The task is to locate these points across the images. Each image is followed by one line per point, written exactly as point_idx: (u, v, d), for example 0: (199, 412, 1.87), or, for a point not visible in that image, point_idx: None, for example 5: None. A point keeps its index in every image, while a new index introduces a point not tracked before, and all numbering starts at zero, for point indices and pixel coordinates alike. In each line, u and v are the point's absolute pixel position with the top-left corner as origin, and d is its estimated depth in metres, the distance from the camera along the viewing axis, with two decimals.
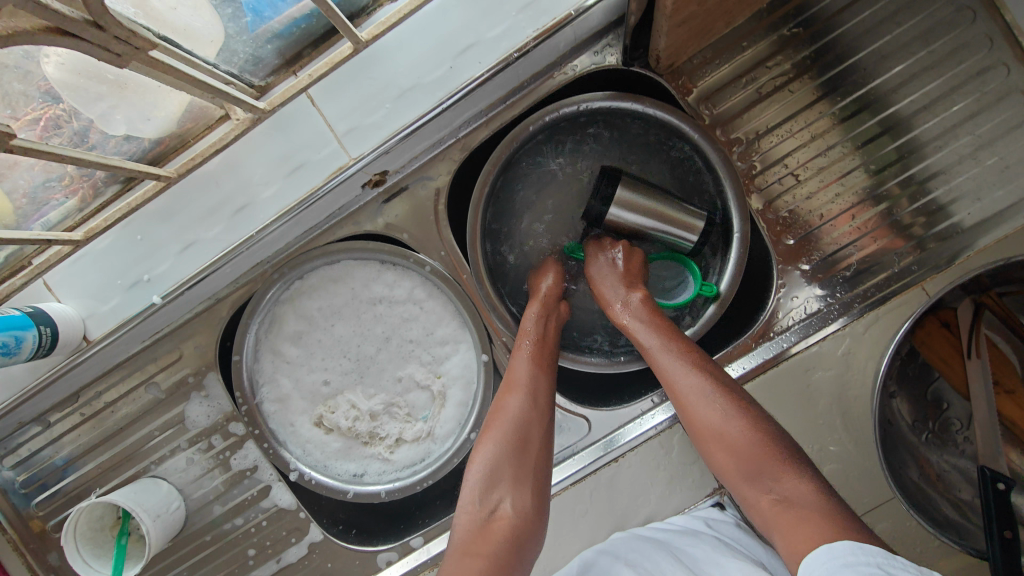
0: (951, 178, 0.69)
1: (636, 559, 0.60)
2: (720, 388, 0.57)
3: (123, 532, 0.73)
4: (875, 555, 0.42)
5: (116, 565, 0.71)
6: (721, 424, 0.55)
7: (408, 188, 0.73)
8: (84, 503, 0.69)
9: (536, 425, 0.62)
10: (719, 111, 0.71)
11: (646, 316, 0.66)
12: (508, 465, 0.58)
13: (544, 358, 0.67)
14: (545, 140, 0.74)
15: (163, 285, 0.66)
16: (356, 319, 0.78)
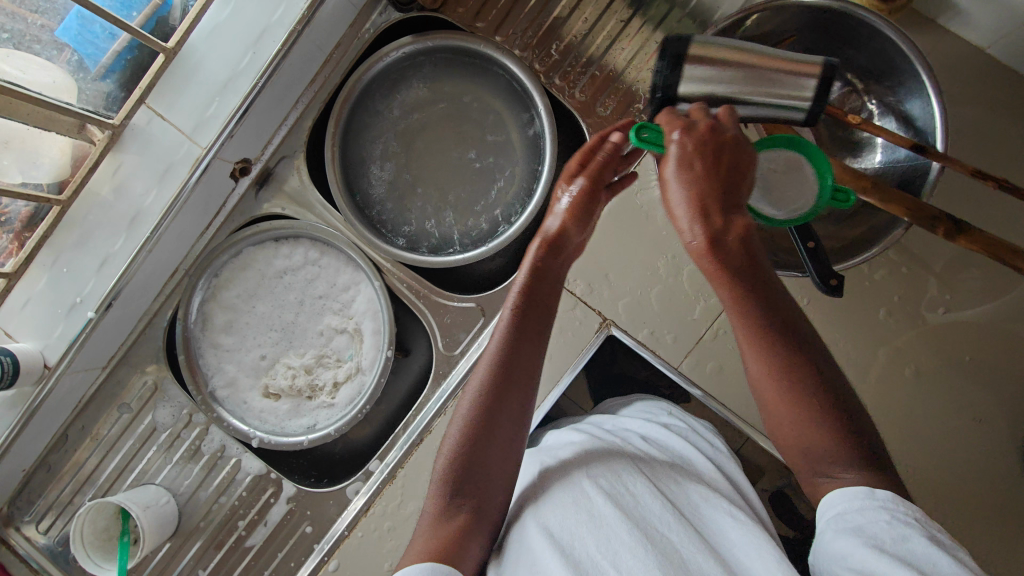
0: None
1: (590, 462, 0.58)
2: (799, 375, 0.51)
3: (123, 532, 0.84)
4: (910, 511, 0.45)
5: (122, 558, 0.82)
6: (786, 403, 0.51)
7: (273, 169, 0.89)
8: (80, 509, 0.80)
9: (520, 421, 0.58)
10: (491, 20, 0.86)
11: (716, 261, 0.54)
12: (476, 456, 0.55)
13: (531, 337, 0.60)
14: (371, 94, 0.89)
15: (92, 301, 0.81)
16: (271, 294, 0.91)
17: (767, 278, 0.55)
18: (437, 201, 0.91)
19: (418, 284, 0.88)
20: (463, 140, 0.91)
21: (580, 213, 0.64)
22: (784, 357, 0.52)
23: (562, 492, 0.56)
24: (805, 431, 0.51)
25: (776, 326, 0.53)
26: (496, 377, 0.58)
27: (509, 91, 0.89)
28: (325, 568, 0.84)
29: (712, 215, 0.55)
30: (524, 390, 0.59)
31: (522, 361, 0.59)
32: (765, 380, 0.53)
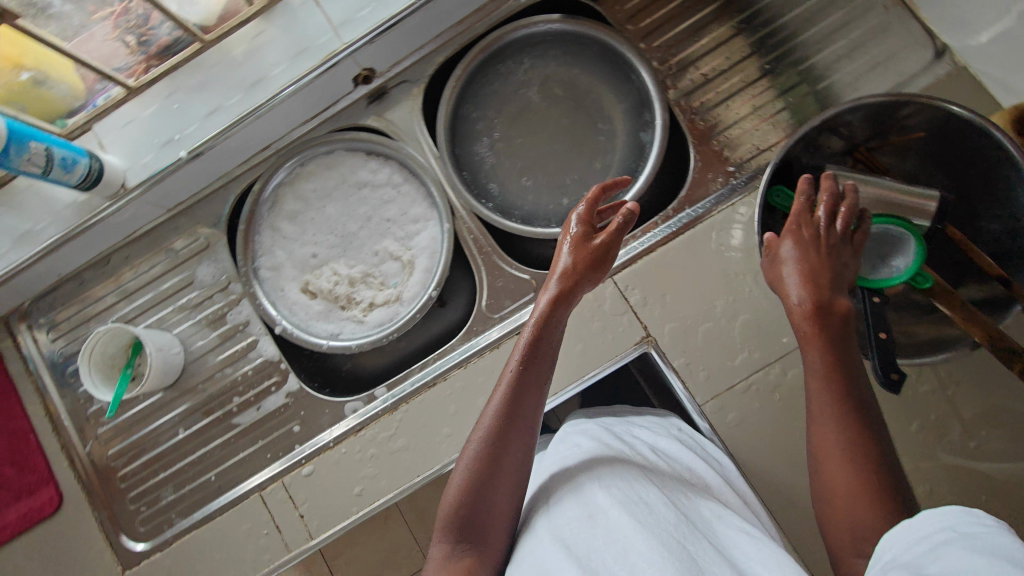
0: (830, 73, 0.84)
1: (603, 475, 0.61)
2: (863, 446, 0.56)
3: (129, 364, 0.86)
4: (955, 526, 0.44)
5: (119, 388, 0.83)
6: (847, 472, 0.56)
7: (391, 88, 0.92)
8: (103, 325, 0.82)
9: (520, 472, 0.61)
10: (641, 27, 0.89)
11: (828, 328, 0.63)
12: (483, 494, 0.59)
13: (533, 385, 0.63)
14: (506, 55, 0.93)
15: (190, 142, 0.83)
16: (344, 200, 0.93)
17: (847, 335, 0.63)
18: (527, 173, 0.93)
19: (483, 240, 0.89)
20: (573, 127, 0.93)
21: (587, 264, 0.70)
22: (846, 429, 0.58)
23: (573, 503, 0.58)
24: (854, 494, 0.54)
25: (854, 392, 0.60)
26: (492, 438, 0.61)
27: (630, 98, 0.91)
28: (299, 470, 0.85)
29: (822, 285, 0.65)
30: (521, 446, 0.62)
31: (518, 419, 0.62)
32: (828, 450, 0.58)
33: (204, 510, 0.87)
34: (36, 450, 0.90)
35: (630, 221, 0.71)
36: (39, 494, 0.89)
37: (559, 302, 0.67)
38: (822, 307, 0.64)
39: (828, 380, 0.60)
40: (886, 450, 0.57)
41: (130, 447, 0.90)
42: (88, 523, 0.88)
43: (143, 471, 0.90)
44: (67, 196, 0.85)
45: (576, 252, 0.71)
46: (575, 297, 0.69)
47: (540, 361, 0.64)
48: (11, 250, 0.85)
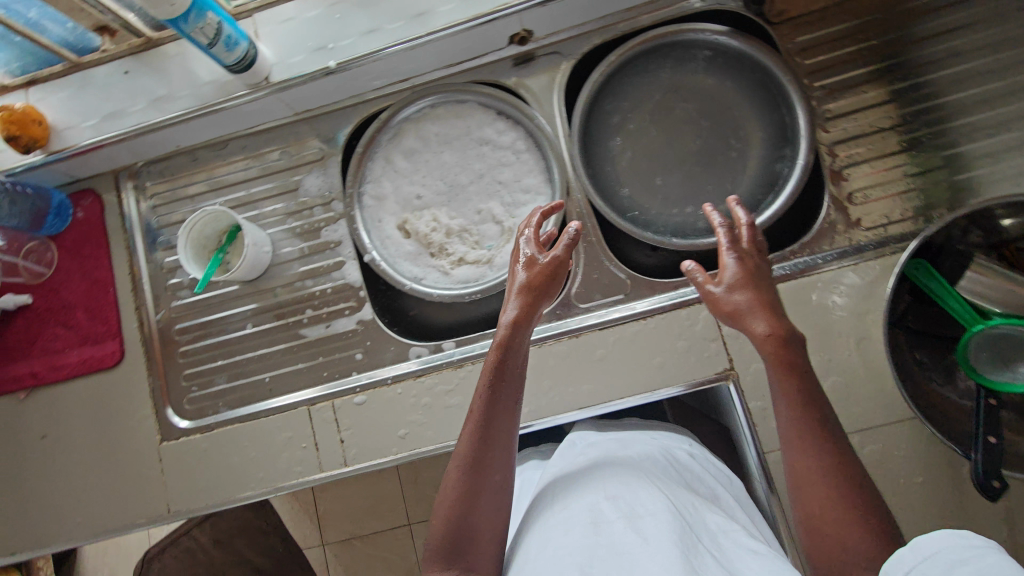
0: (996, 161, 0.80)
1: (614, 489, 0.69)
2: (838, 478, 0.61)
3: (222, 250, 0.88)
4: (935, 550, 0.49)
5: (209, 270, 0.85)
6: (833, 516, 0.59)
7: (542, 55, 0.91)
8: (213, 206, 0.84)
9: (501, 493, 0.67)
10: (808, 63, 0.86)
11: (783, 351, 0.66)
12: (467, 517, 0.64)
13: (507, 410, 0.68)
14: (662, 54, 0.91)
15: (341, 54, 0.83)
16: (462, 152, 0.93)
17: (809, 366, 0.66)
18: (647, 175, 0.91)
19: (590, 229, 0.88)
20: (708, 144, 0.91)
21: (541, 285, 0.74)
22: (818, 467, 0.62)
23: (582, 511, 0.67)
24: (840, 532, 0.58)
25: (818, 421, 0.64)
26: (469, 467, 0.65)
27: (775, 129, 0.89)
28: (351, 397, 0.86)
29: (776, 315, 0.67)
30: (500, 468, 0.67)
31: (493, 445, 0.66)
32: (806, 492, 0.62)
33: (249, 407, 0.89)
34: (111, 304, 0.92)
35: (575, 242, 0.76)
36: (103, 346, 0.91)
37: (518, 324, 0.71)
38: (784, 342, 0.66)
39: (798, 426, 0.64)
40: (860, 483, 0.61)
41: (196, 327, 0.92)
42: (140, 387, 0.91)
43: (202, 354, 0.92)
44: (210, 74, 0.86)
45: (530, 271, 0.75)
46: (534, 313, 0.73)
47: (507, 381, 0.68)
48: (143, 110, 0.87)
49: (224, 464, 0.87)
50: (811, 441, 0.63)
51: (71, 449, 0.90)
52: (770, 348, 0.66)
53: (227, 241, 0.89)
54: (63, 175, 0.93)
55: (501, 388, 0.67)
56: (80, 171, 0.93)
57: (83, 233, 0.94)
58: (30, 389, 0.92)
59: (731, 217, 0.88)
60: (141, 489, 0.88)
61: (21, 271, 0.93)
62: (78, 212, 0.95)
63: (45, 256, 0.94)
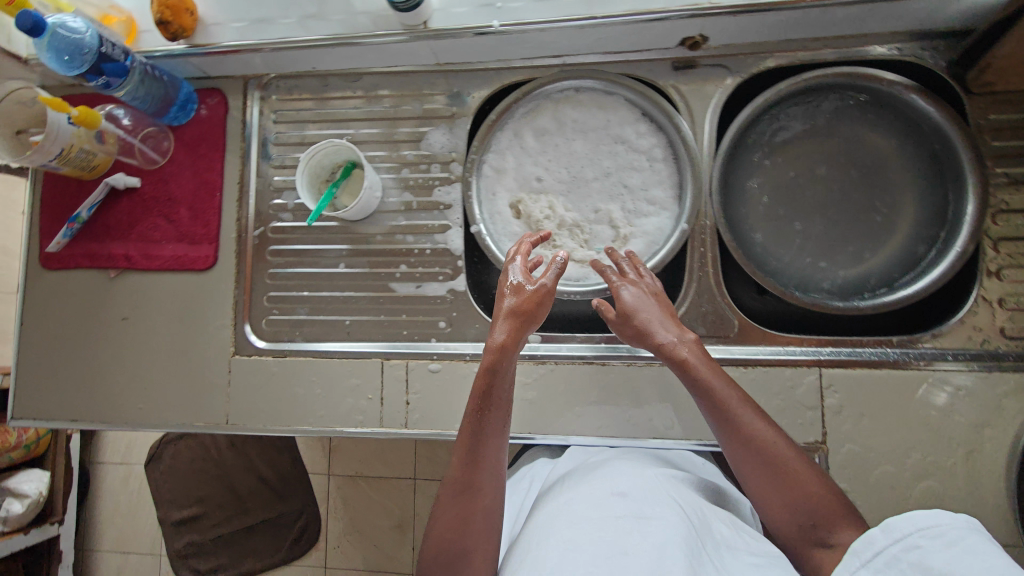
0: None
1: (624, 486, 0.68)
2: (770, 462, 0.61)
3: (335, 185, 0.87)
4: (903, 531, 0.47)
5: (321, 203, 0.84)
6: (781, 497, 0.60)
7: (708, 65, 0.85)
8: (342, 140, 0.83)
9: (490, 494, 0.66)
10: (995, 145, 0.77)
11: (706, 359, 0.68)
12: (455, 521, 0.64)
13: (498, 419, 0.66)
14: (831, 94, 0.84)
15: (508, 16, 0.79)
16: (595, 145, 0.88)
17: (721, 367, 0.68)
18: (778, 219, 0.86)
19: (710, 258, 0.83)
20: (855, 202, 0.85)
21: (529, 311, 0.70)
22: (748, 460, 0.63)
23: (586, 504, 0.66)
24: (796, 513, 0.59)
25: (747, 421, 0.64)
26: (460, 488, 0.65)
27: (933, 203, 0.82)
28: (427, 363, 0.85)
29: (677, 327, 0.71)
30: (490, 488, 0.66)
31: (481, 467, 0.65)
32: (766, 480, 0.62)
33: (325, 345, 0.89)
34: (215, 209, 0.92)
35: (563, 268, 0.75)
36: (198, 247, 0.92)
37: (505, 348, 0.67)
38: (735, 383, 0.66)
39: (746, 427, 0.63)
40: (801, 456, 0.62)
41: (290, 253, 0.92)
42: (226, 296, 0.91)
43: (290, 281, 0.91)
44: (368, 4, 0.83)
45: (523, 297, 0.72)
46: (523, 335, 0.70)
47: (495, 396, 0.66)
48: (293, 24, 0.85)
49: (289, 393, 0.88)
50: (737, 441, 0.63)
51: (148, 338, 0.92)
52: (680, 356, 0.68)
53: (341, 177, 0.88)
54: (196, 69, 0.92)
55: (479, 399, 0.66)
56: (213, 69, 0.92)
57: (203, 131, 0.94)
58: (121, 270, 0.93)
59: (858, 286, 0.82)
60: (207, 394, 0.90)
61: (136, 154, 0.93)
62: (202, 110, 0.94)
63: (162, 145, 0.94)
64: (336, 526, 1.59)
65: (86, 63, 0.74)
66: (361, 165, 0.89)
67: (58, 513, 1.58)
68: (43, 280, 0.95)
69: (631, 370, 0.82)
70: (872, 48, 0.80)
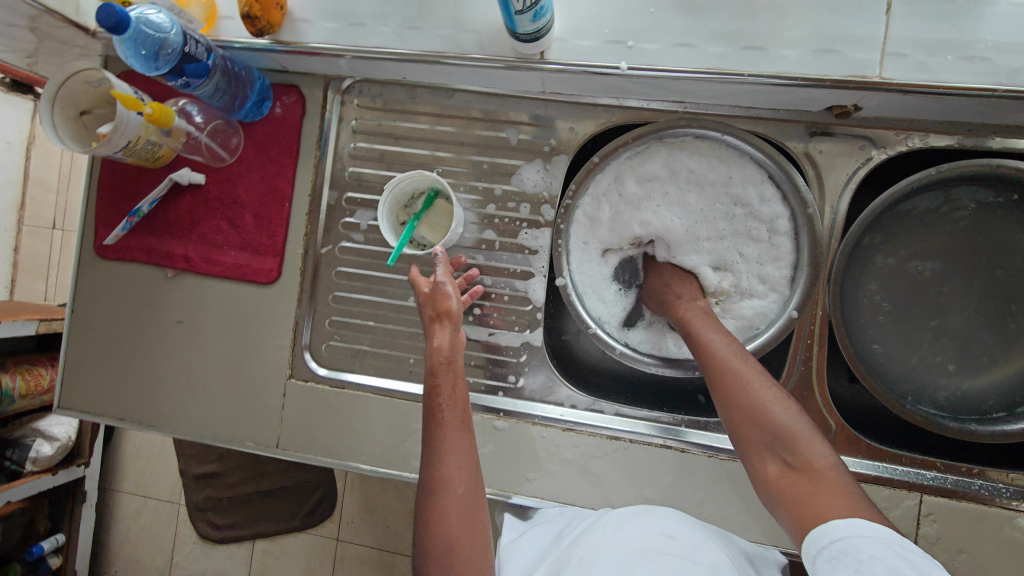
0: None
1: (668, 528, 0.64)
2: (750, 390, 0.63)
3: (416, 217, 0.79)
4: (879, 534, 0.49)
5: (403, 241, 0.77)
6: (755, 413, 0.61)
7: (851, 135, 0.75)
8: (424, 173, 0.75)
9: (466, 459, 0.63)
10: None
11: (706, 314, 0.73)
12: (433, 482, 0.62)
13: (455, 389, 0.66)
14: (985, 187, 0.74)
15: (639, 59, 0.69)
16: (710, 202, 0.78)
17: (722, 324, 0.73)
18: (894, 316, 0.78)
19: (815, 354, 0.76)
20: (982, 308, 0.77)
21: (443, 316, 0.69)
22: (724, 393, 0.65)
23: (627, 538, 0.62)
24: (770, 435, 0.60)
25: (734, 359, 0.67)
26: (435, 484, 0.62)
27: None
28: (492, 419, 0.80)
29: (688, 291, 0.77)
30: (462, 477, 0.62)
31: (449, 444, 0.63)
32: (737, 405, 0.63)
33: (386, 381, 0.85)
34: (283, 219, 0.86)
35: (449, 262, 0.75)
36: (262, 259, 0.86)
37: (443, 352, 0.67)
38: (728, 337, 0.70)
39: (725, 360, 0.66)
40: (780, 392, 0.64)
41: (358, 277, 0.86)
42: (286, 314, 0.86)
43: (355, 307, 0.86)
44: (478, 21, 0.73)
45: (433, 305, 0.71)
46: (458, 335, 0.70)
47: (441, 370, 0.66)
48: (391, 32, 0.76)
49: (343, 426, 0.84)
50: (716, 377, 0.66)
51: (201, 344, 0.88)
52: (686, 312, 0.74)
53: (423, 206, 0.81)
54: (275, 63, 0.83)
55: (449, 360, 0.67)
56: (292, 65, 0.83)
57: (275, 132, 0.86)
58: (179, 270, 0.88)
59: (972, 407, 0.76)
60: (258, 412, 0.87)
61: (202, 151, 0.85)
62: (277, 108, 0.86)
63: (230, 141, 0.86)
64: (352, 502, 1.54)
65: (166, 63, 0.67)
66: (443, 193, 0.81)
67: (84, 456, 1.51)
68: (98, 269, 0.90)
69: (712, 464, 0.76)
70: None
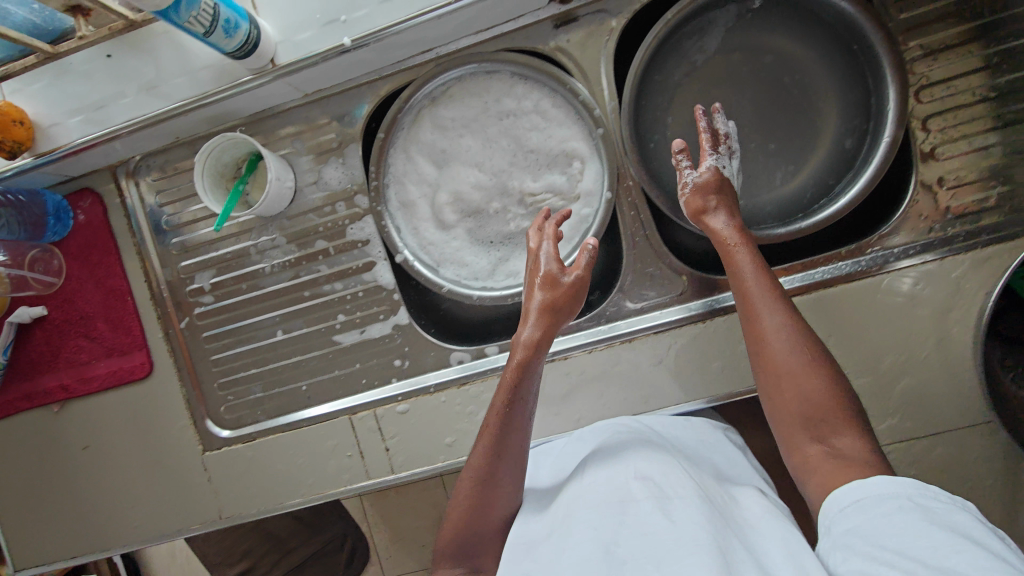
0: None
1: (641, 467, 0.62)
2: (811, 361, 0.61)
3: (241, 181, 0.80)
4: (909, 488, 0.50)
5: (228, 205, 0.78)
6: (809, 385, 0.60)
7: (585, 16, 0.77)
8: (228, 131, 0.74)
9: (519, 456, 0.67)
10: (904, 16, 0.71)
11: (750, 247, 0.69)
12: (472, 473, 0.66)
13: (528, 398, 0.68)
14: (719, 9, 0.77)
15: (356, 29, 0.71)
16: (484, 133, 0.82)
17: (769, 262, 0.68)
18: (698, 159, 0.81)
19: (644, 216, 0.79)
20: (771, 117, 0.80)
21: (543, 317, 0.72)
22: (781, 352, 0.62)
23: (606, 483, 0.62)
24: (818, 406, 0.59)
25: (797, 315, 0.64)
26: (481, 472, 0.65)
27: (852, 82, 0.77)
28: (394, 406, 0.83)
29: (727, 213, 0.71)
30: (510, 472, 0.67)
31: (505, 446, 0.66)
32: (777, 377, 0.62)
33: (291, 416, 0.87)
34: (132, 313, 0.87)
35: (593, 256, 0.75)
36: (130, 357, 0.88)
37: (537, 342, 0.70)
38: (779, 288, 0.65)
39: (786, 314, 0.63)
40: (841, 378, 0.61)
41: (225, 335, 0.87)
42: (175, 396, 0.88)
43: (233, 362, 0.88)
44: (205, 58, 0.75)
45: (548, 283, 0.73)
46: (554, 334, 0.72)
47: (532, 363, 0.69)
48: (136, 102, 0.77)
49: (271, 472, 0.86)
50: (788, 335, 0.62)
51: (115, 460, 0.89)
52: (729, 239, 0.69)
53: (246, 171, 0.81)
54: (56, 175, 0.84)
55: (535, 356, 0.69)
56: (72, 170, 0.84)
57: (88, 238, 0.87)
58: (63, 402, 0.89)
59: (795, 207, 0.80)
60: (192, 495, 0.88)
61: (32, 285, 0.87)
62: (80, 216, 0.87)
63: (53, 263, 0.87)
64: None
65: None
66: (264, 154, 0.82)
67: None
68: None
69: (595, 358, 0.78)
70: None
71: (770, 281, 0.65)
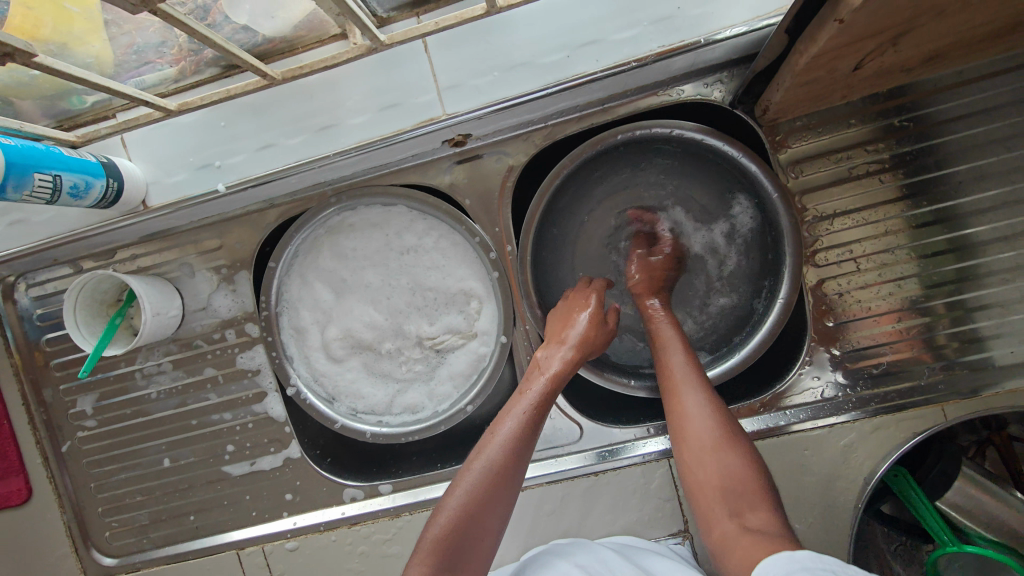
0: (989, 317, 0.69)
1: (580, 561, 0.64)
2: (730, 444, 0.58)
3: (118, 313, 0.75)
4: (831, 563, 0.44)
5: (101, 343, 0.73)
6: (725, 466, 0.57)
7: (482, 156, 0.74)
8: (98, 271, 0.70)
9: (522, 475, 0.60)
10: (803, 179, 0.71)
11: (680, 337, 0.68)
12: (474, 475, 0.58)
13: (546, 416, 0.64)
14: (623, 154, 0.75)
15: (231, 175, 0.67)
16: (384, 267, 0.78)
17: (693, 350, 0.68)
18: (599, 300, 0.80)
19: None
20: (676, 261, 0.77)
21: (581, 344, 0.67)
22: (699, 435, 0.59)
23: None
24: (731, 477, 0.56)
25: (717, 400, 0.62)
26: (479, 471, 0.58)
27: (755, 238, 0.75)
28: (282, 543, 0.80)
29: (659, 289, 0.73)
30: (511, 487, 0.59)
31: (516, 450, 0.60)
32: (695, 465, 0.58)
33: (176, 546, 0.83)
34: (7, 437, 0.83)
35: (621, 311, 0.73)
36: (6, 482, 0.83)
37: (567, 368, 0.66)
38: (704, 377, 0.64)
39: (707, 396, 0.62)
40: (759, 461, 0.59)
41: (109, 460, 0.84)
42: (54, 522, 0.84)
43: (118, 489, 0.84)
44: None
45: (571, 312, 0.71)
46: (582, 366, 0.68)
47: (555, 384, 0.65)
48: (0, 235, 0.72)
49: None
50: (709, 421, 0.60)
51: None
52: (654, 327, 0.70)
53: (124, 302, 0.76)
54: None
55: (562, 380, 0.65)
56: None
57: None
58: None
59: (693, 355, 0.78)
60: None
61: None
62: None
63: None
64: None
65: None
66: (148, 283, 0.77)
67: None
68: None
69: None
70: (674, 91, 0.68)
71: (696, 370, 0.64)
